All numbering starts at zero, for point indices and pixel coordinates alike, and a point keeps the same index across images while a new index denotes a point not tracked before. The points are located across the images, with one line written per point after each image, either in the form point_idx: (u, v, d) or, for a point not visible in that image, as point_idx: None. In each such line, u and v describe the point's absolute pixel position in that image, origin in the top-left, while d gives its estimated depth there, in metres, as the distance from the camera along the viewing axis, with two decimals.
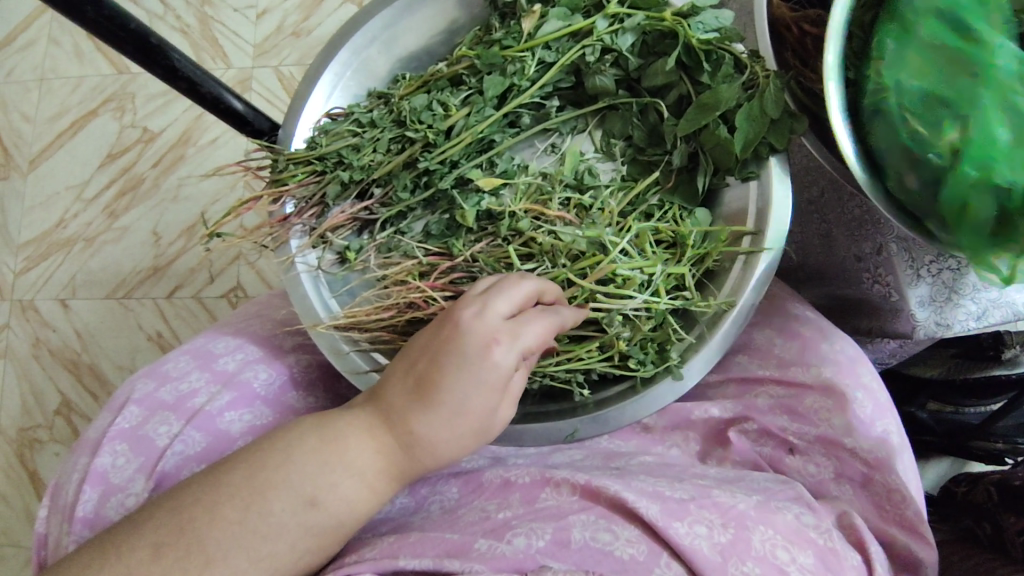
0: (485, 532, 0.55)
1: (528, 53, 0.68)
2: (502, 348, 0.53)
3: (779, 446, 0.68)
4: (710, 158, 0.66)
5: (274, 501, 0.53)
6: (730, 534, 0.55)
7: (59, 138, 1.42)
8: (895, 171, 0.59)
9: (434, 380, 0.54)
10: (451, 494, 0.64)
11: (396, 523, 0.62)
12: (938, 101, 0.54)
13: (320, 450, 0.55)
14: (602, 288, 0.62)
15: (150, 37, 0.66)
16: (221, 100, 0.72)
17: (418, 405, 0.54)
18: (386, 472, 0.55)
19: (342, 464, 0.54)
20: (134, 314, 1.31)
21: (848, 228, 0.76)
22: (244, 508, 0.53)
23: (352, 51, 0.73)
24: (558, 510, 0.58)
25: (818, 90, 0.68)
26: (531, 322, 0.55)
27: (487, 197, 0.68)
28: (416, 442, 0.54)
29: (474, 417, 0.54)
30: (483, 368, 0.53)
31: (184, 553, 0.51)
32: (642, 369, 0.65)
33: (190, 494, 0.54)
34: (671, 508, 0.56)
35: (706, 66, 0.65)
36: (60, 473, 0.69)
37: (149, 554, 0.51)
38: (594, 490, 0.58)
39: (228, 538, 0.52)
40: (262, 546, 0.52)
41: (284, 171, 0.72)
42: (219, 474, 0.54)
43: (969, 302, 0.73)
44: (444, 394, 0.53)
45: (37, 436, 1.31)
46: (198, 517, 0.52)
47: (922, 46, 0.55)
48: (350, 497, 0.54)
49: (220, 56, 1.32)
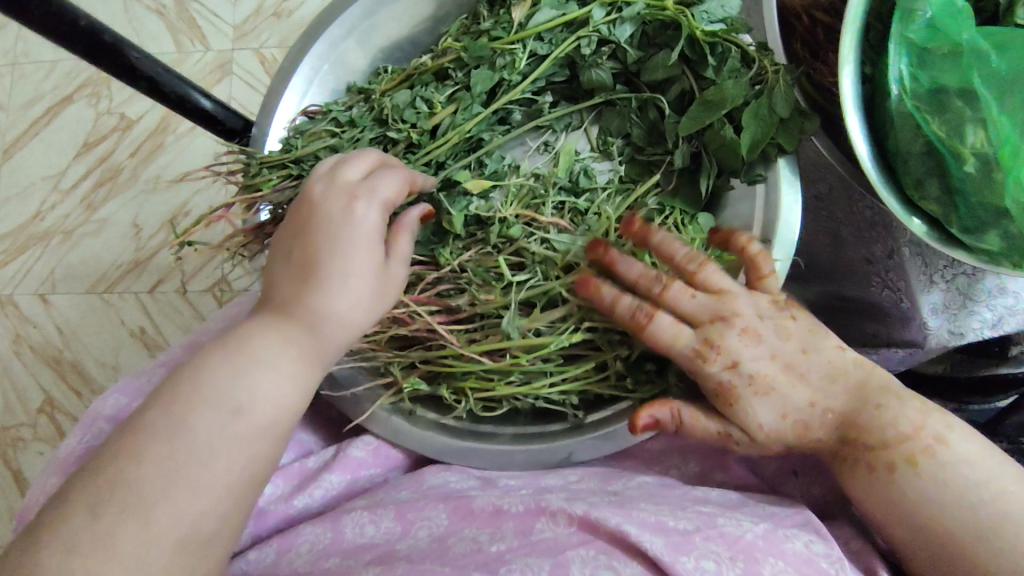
0: (479, 566, 0.52)
1: (519, 44, 0.63)
2: (362, 202, 0.55)
3: (782, 468, 0.64)
4: (715, 159, 0.62)
5: (196, 422, 0.49)
6: (740, 569, 0.51)
7: (32, 126, 1.36)
8: (915, 178, 0.56)
9: (315, 256, 0.53)
10: (441, 520, 0.59)
11: (382, 551, 0.57)
12: (927, 96, 0.53)
13: (230, 364, 0.51)
14: (599, 308, 0.58)
15: (103, 33, 0.60)
16: (188, 100, 0.65)
17: (305, 288, 0.53)
18: (302, 362, 0.53)
19: (256, 366, 0.51)
20: (115, 309, 1.26)
21: (857, 229, 0.73)
22: (169, 443, 0.48)
23: (330, 43, 0.67)
24: (555, 544, 0.54)
25: (828, 85, 0.63)
26: (384, 177, 0.57)
27: (476, 201, 0.64)
28: (323, 324, 0.53)
29: (365, 271, 0.54)
30: (350, 224, 0.54)
31: (123, 503, 0.47)
32: (641, 389, 0.61)
33: (109, 447, 0.49)
34: (676, 541, 0.53)
35: (710, 60, 0.61)
36: (34, 493, 0.67)
37: (87, 516, 0.46)
38: (592, 523, 0.54)
39: (162, 477, 0.48)
40: (199, 468, 0.48)
41: (258, 175, 0.65)
42: (136, 420, 0.49)
43: (983, 309, 0.71)
44: (319, 253, 0.53)
45: (19, 435, 1.26)
46: (123, 465, 0.48)
47: (906, 42, 0.54)
48: (274, 392, 0.51)
49: (198, 38, 1.25)
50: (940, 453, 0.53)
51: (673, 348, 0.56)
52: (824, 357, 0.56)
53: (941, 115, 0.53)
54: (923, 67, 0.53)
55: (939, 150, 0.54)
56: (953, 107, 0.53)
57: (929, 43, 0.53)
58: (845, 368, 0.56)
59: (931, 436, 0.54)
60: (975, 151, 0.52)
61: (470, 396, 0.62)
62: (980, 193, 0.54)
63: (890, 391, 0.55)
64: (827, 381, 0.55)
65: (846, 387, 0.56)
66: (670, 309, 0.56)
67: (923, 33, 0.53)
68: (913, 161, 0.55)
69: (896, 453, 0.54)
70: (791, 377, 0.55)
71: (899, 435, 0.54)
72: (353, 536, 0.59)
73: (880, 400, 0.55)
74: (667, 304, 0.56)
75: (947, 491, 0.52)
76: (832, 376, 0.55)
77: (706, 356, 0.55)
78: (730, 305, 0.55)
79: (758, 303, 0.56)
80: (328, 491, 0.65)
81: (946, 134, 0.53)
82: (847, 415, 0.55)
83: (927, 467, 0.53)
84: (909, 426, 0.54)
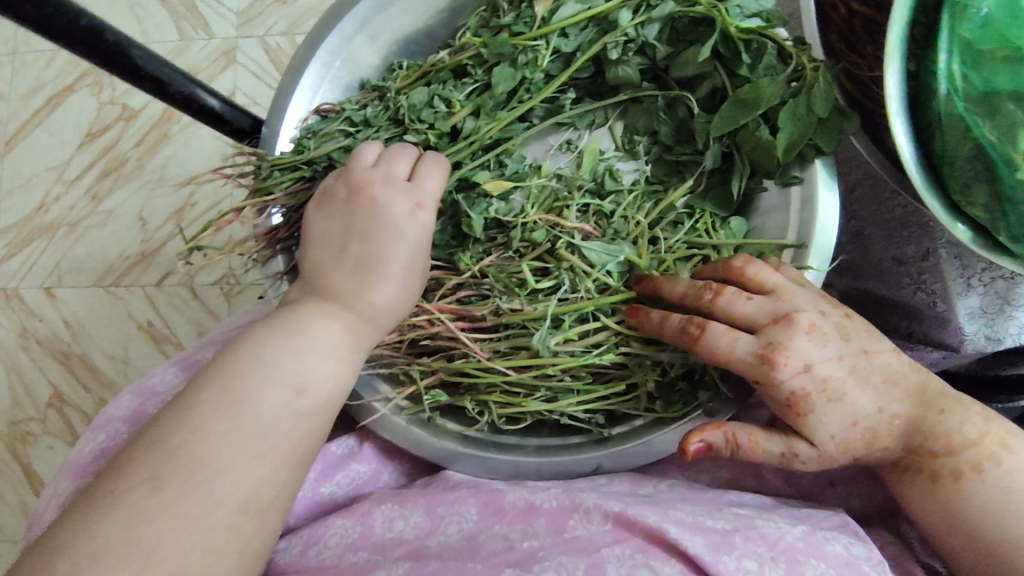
0: (510, 564, 0.51)
1: (542, 40, 0.60)
2: (412, 194, 0.55)
3: (818, 478, 0.61)
4: (747, 159, 0.60)
5: (260, 400, 0.49)
6: (783, 570, 0.49)
7: (35, 116, 1.33)
8: (960, 182, 0.53)
9: (372, 246, 0.55)
10: (470, 515, 0.57)
11: (411, 548, 0.55)
12: (978, 99, 0.50)
13: (291, 346, 0.51)
14: (638, 331, 0.57)
15: (105, 33, 0.57)
16: (194, 99, 0.62)
17: (360, 279, 0.54)
18: (358, 347, 0.54)
19: (316, 349, 0.52)
20: (124, 302, 1.24)
21: (886, 229, 0.71)
22: (231, 418, 0.48)
23: (341, 37, 0.64)
24: (589, 543, 0.52)
25: (864, 79, 0.59)
26: (430, 170, 0.57)
27: (497, 202, 0.60)
28: (377, 313, 0.54)
29: (416, 264, 0.55)
30: (404, 216, 0.55)
31: (187, 477, 0.46)
32: (671, 409, 0.59)
33: (166, 423, 0.48)
34: (715, 541, 0.51)
35: (745, 58, 0.58)
36: (47, 496, 0.66)
37: (150, 488, 0.45)
38: (629, 520, 0.52)
39: (226, 449, 0.47)
40: (263, 443, 0.48)
41: (269, 178, 0.62)
42: (192, 399, 0.49)
43: (1022, 314, 0.68)
44: (373, 244, 0.55)
45: (30, 430, 1.24)
46: (186, 439, 0.47)
47: (956, 41, 0.50)
48: (331, 373, 0.52)
49: (201, 25, 1.22)
50: (1006, 460, 0.51)
51: (732, 358, 0.51)
52: (884, 361, 0.52)
53: (992, 119, 0.50)
54: (975, 67, 0.50)
55: (990, 154, 0.51)
56: (1004, 110, 0.49)
57: (983, 41, 0.49)
58: (905, 373, 0.52)
59: (996, 442, 0.51)
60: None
61: (494, 410, 0.60)
62: None
63: (949, 396, 0.53)
64: (889, 384, 0.52)
65: (908, 393, 0.52)
66: (722, 318, 0.53)
67: (978, 30, 0.49)
68: (960, 162, 0.53)
69: (961, 459, 0.51)
70: (858, 380, 0.51)
71: (965, 441, 0.51)
72: (382, 529, 0.57)
73: (942, 405, 0.52)
74: (719, 312, 0.53)
75: (1014, 499, 0.50)
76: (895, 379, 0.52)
77: (773, 362, 0.50)
78: (790, 303, 0.52)
79: (816, 301, 0.52)
80: (355, 480, 0.65)
81: (995, 138, 0.50)
82: (911, 423, 0.52)
83: (992, 474, 0.51)
84: (974, 431, 0.52)
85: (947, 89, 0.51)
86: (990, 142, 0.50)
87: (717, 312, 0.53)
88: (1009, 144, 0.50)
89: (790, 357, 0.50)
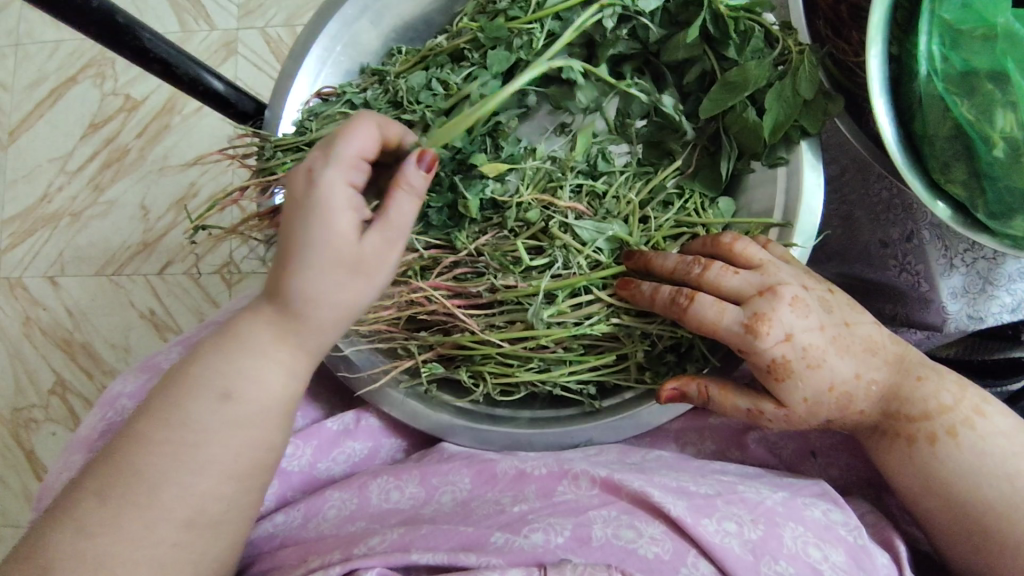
0: (501, 526, 0.53)
1: (537, 24, 0.62)
2: (320, 169, 0.49)
3: (800, 449, 0.63)
4: (735, 141, 0.61)
5: (191, 407, 0.51)
6: (761, 531, 0.52)
7: (37, 107, 1.34)
8: (940, 161, 0.55)
9: (285, 234, 0.49)
10: (464, 484, 0.59)
11: (406, 515, 0.58)
12: (958, 79, 0.52)
13: (224, 352, 0.52)
14: (631, 305, 0.59)
15: (115, 14, 0.59)
16: (199, 82, 0.64)
17: (276, 274, 0.50)
18: (283, 347, 0.52)
19: (243, 353, 0.51)
20: (126, 291, 1.26)
21: (872, 211, 0.73)
22: (169, 427, 0.51)
23: (343, 22, 0.66)
24: (577, 505, 0.54)
25: (852, 65, 0.62)
26: (348, 135, 0.50)
27: (492, 184, 0.61)
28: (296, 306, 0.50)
29: (329, 244, 0.48)
30: (314, 194, 0.49)
31: (128, 490, 0.49)
32: (659, 381, 0.61)
33: (120, 437, 0.52)
34: (698, 503, 0.53)
35: (734, 39, 0.60)
36: (53, 471, 0.67)
37: (95, 500, 0.49)
38: (615, 485, 0.55)
39: (163, 462, 0.50)
40: (200, 454, 0.50)
41: (272, 159, 0.64)
42: (142, 411, 0.52)
43: (1003, 294, 0.71)
44: (286, 242, 0.49)
45: (32, 416, 1.26)
46: (129, 450, 0.50)
47: (937, 22, 0.52)
48: (259, 377, 0.51)
49: (203, 17, 1.23)
50: (979, 424, 0.53)
51: (719, 327, 0.53)
52: (865, 331, 0.55)
53: (970, 99, 0.52)
54: (954, 48, 0.52)
55: (968, 133, 0.53)
56: (982, 90, 0.51)
57: (961, 22, 0.51)
58: (885, 343, 0.55)
59: (971, 407, 0.54)
60: (1005, 136, 0.51)
61: (489, 381, 0.62)
62: (1009, 176, 0.53)
63: (927, 365, 0.55)
64: (868, 353, 0.54)
65: (887, 361, 0.55)
66: (710, 291, 0.55)
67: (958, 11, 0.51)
68: (939, 142, 0.55)
69: (937, 424, 0.54)
70: (839, 348, 0.53)
71: (941, 406, 0.54)
72: (378, 500, 0.59)
73: (920, 372, 0.55)
74: (707, 285, 0.55)
75: (987, 461, 0.52)
76: (873, 346, 0.54)
77: (757, 331, 0.52)
78: (775, 277, 0.54)
79: (800, 275, 0.54)
80: (352, 457, 0.67)
81: (974, 116, 0.52)
82: (889, 390, 0.54)
83: (967, 438, 0.53)
84: (949, 398, 0.54)
85: (928, 69, 0.53)
86: (969, 121, 0.52)
87: (706, 284, 0.55)
88: (986, 123, 0.52)
89: (771, 327, 0.52)
